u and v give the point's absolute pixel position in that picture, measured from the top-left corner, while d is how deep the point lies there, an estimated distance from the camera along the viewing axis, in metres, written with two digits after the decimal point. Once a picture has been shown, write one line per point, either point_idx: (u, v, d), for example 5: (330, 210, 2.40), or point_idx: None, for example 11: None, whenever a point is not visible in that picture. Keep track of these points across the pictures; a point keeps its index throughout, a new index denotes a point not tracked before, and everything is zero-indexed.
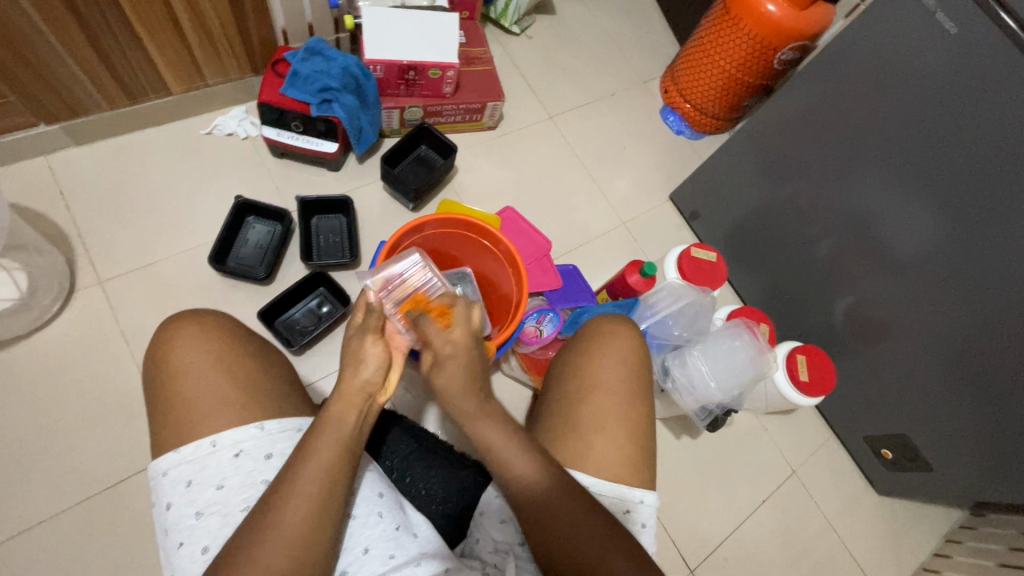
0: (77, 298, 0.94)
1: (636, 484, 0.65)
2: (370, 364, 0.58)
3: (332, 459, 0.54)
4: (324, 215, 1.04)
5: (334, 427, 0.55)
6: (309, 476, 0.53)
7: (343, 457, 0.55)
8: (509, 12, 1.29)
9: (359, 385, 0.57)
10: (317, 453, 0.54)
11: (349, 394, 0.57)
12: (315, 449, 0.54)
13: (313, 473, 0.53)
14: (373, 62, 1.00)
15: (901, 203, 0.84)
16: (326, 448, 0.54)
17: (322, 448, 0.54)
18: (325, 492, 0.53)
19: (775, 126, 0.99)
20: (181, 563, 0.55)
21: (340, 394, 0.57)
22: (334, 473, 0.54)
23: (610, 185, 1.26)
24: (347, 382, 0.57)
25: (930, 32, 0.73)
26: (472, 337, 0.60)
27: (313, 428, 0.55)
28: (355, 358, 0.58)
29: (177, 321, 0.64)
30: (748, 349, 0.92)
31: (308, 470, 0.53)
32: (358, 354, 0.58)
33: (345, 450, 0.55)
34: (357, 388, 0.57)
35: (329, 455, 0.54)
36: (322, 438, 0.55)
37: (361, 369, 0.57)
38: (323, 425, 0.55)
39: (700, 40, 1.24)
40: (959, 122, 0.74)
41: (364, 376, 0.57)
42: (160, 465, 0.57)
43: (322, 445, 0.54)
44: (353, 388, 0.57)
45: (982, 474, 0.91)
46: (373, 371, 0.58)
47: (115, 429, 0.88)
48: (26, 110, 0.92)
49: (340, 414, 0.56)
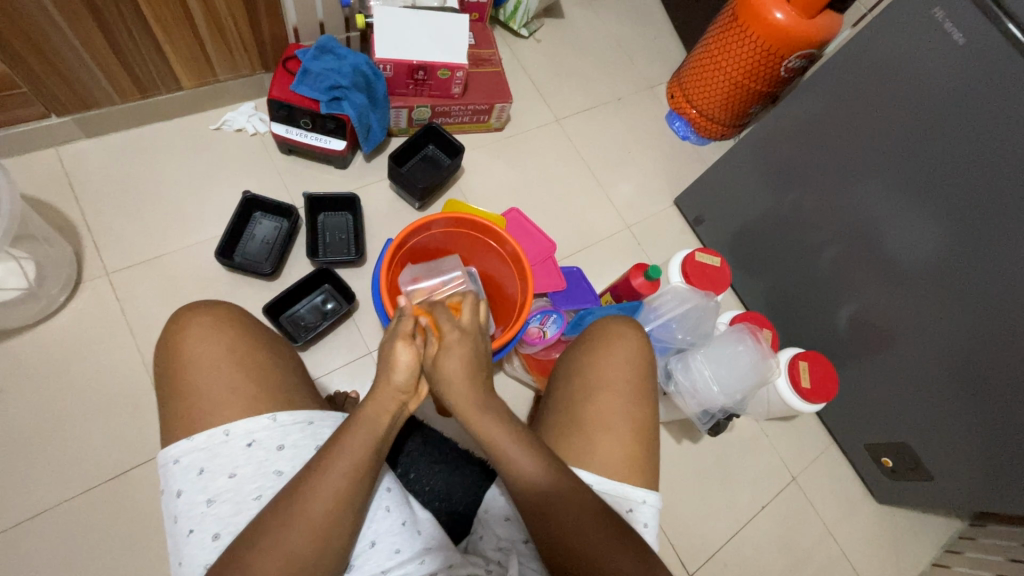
0: (84, 289, 0.94)
1: (641, 485, 0.65)
2: (406, 369, 0.58)
3: (362, 457, 0.54)
4: (331, 213, 1.05)
5: (368, 426, 0.56)
6: (339, 471, 0.53)
7: (372, 451, 0.55)
8: (518, 15, 1.30)
9: (392, 390, 0.58)
10: (348, 448, 0.54)
11: (384, 398, 0.57)
12: (343, 447, 0.54)
13: (343, 467, 0.53)
14: (383, 62, 1.01)
15: (907, 213, 0.85)
16: (358, 444, 0.54)
17: (355, 443, 0.54)
18: (347, 485, 0.53)
19: (781, 133, 0.99)
20: (190, 550, 0.55)
21: (375, 398, 0.57)
22: (362, 468, 0.54)
23: (615, 188, 1.27)
24: (380, 387, 0.58)
25: (937, 42, 0.74)
26: (478, 329, 0.63)
27: (344, 427, 0.55)
28: (388, 363, 0.59)
29: (190, 312, 0.64)
30: (751, 354, 0.91)
31: (332, 467, 0.53)
32: (391, 357, 0.59)
33: (375, 447, 0.55)
34: (393, 392, 0.58)
35: (362, 452, 0.54)
36: (352, 435, 0.55)
37: (397, 370, 0.58)
38: (356, 424, 0.56)
39: (707, 46, 1.24)
40: (967, 133, 0.74)
41: (398, 380, 0.58)
42: (171, 452, 0.58)
43: (348, 443, 0.54)
44: (388, 391, 0.58)
45: (982, 484, 0.91)
46: (410, 376, 0.58)
47: (119, 420, 0.88)
48: (39, 101, 0.93)
49: (376, 414, 0.57)
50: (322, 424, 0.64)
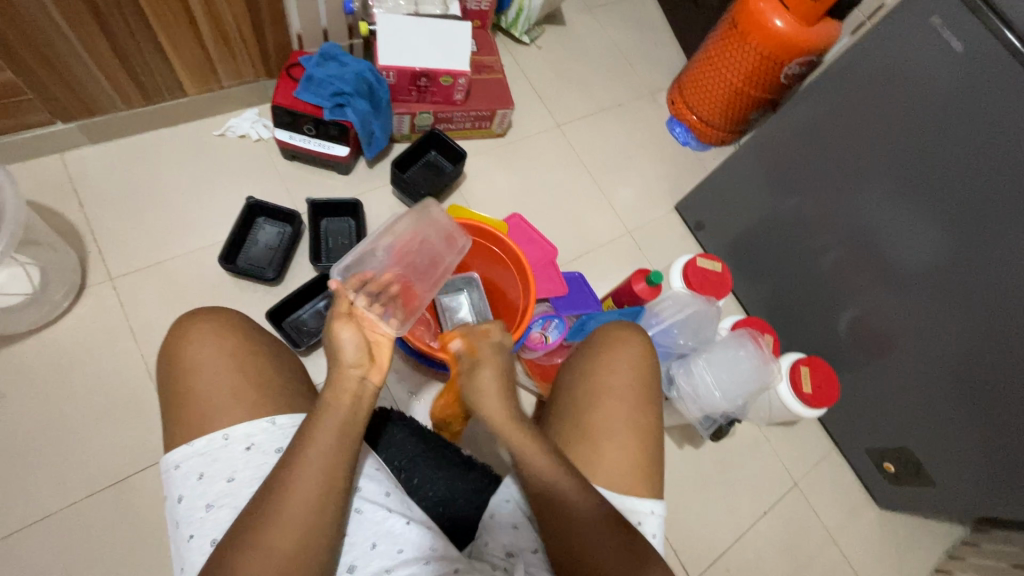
0: (87, 294, 0.95)
1: (649, 495, 0.66)
2: (352, 351, 0.59)
3: (332, 446, 0.54)
4: (334, 218, 1.05)
5: (327, 409, 0.56)
6: (314, 464, 0.53)
7: (343, 441, 0.55)
8: (519, 22, 1.31)
9: (344, 372, 0.59)
10: (316, 440, 0.54)
11: (337, 383, 0.58)
12: (315, 438, 0.54)
13: (316, 459, 0.53)
14: (386, 69, 1.01)
15: (906, 219, 0.85)
16: (324, 435, 0.54)
17: (323, 436, 0.54)
18: (324, 481, 0.53)
19: (781, 139, 1.00)
20: (190, 555, 0.55)
21: (330, 384, 0.58)
22: (335, 459, 0.54)
23: (616, 194, 1.27)
24: (334, 374, 0.59)
25: (935, 49, 0.74)
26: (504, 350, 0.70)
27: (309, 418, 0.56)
28: (333, 349, 0.60)
29: (191, 317, 0.65)
30: (752, 359, 0.91)
31: (310, 463, 0.53)
32: (334, 343, 0.60)
33: (345, 436, 0.55)
34: (344, 372, 0.59)
35: (328, 440, 0.54)
36: (319, 424, 0.55)
37: (342, 353, 0.59)
38: (319, 412, 0.56)
39: (707, 53, 1.25)
40: (966, 140, 0.75)
41: (346, 364, 0.59)
42: (172, 458, 0.58)
43: (320, 435, 0.54)
44: (340, 376, 0.58)
45: (983, 489, 0.91)
46: (357, 357, 0.59)
47: (122, 425, 0.89)
48: (44, 108, 0.93)
49: (333, 399, 0.57)
50: None
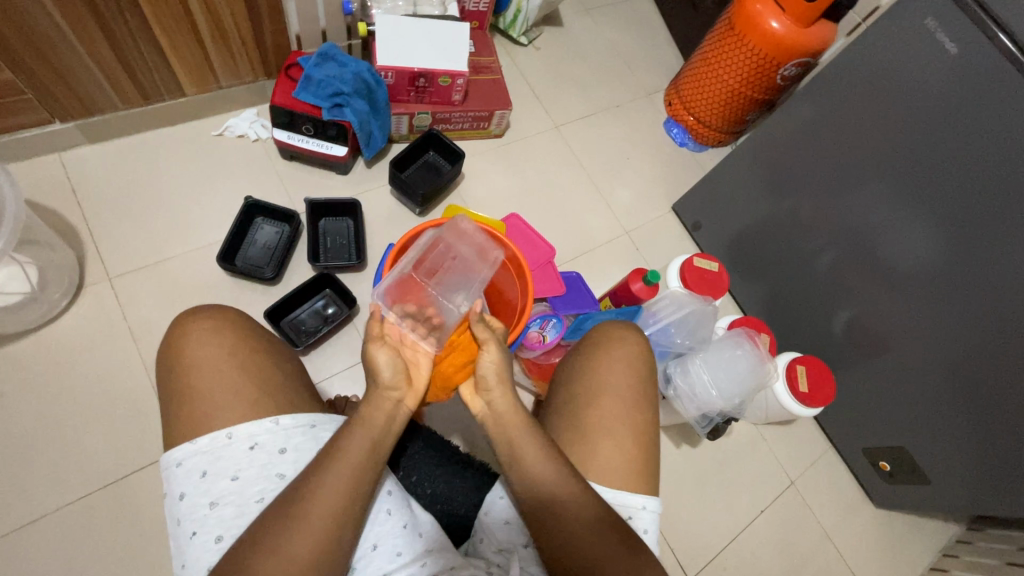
0: (85, 294, 0.95)
1: (641, 491, 0.66)
2: (394, 372, 0.60)
3: (360, 458, 0.55)
4: (332, 218, 1.06)
5: (367, 427, 0.57)
6: (339, 475, 0.53)
7: (370, 453, 0.56)
8: (517, 23, 1.31)
9: (384, 392, 0.59)
10: (349, 447, 0.55)
11: (375, 403, 0.59)
12: (344, 450, 0.55)
13: (343, 470, 0.54)
14: (384, 69, 1.02)
15: (902, 220, 0.86)
16: (357, 443, 0.56)
17: (355, 442, 0.56)
18: (350, 488, 0.54)
19: (777, 140, 1.01)
20: (193, 552, 0.55)
21: (369, 401, 0.59)
22: (362, 469, 0.55)
23: (613, 194, 1.28)
24: (372, 392, 0.59)
25: (929, 51, 0.75)
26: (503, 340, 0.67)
27: (341, 431, 0.56)
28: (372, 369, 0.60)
29: (193, 315, 0.65)
30: (750, 358, 0.92)
31: (335, 472, 0.53)
32: (374, 364, 0.60)
33: (373, 448, 0.56)
34: (382, 393, 0.59)
35: (359, 454, 0.55)
36: (352, 438, 0.56)
37: (385, 374, 0.59)
38: (352, 426, 0.56)
39: (704, 54, 1.26)
40: (960, 141, 0.76)
41: (389, 386, 0.59)
42: (174, 455, 0.58)
43: (350, 448, 0.55)
44: (381, 395, 0.59)
45: (978, 487, 0.92)
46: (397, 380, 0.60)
47: (121, 425, 0.89)
48: (43, 107, 0.93)
49: (373, 419, 0.58)
50: (324, 427, 0.64)
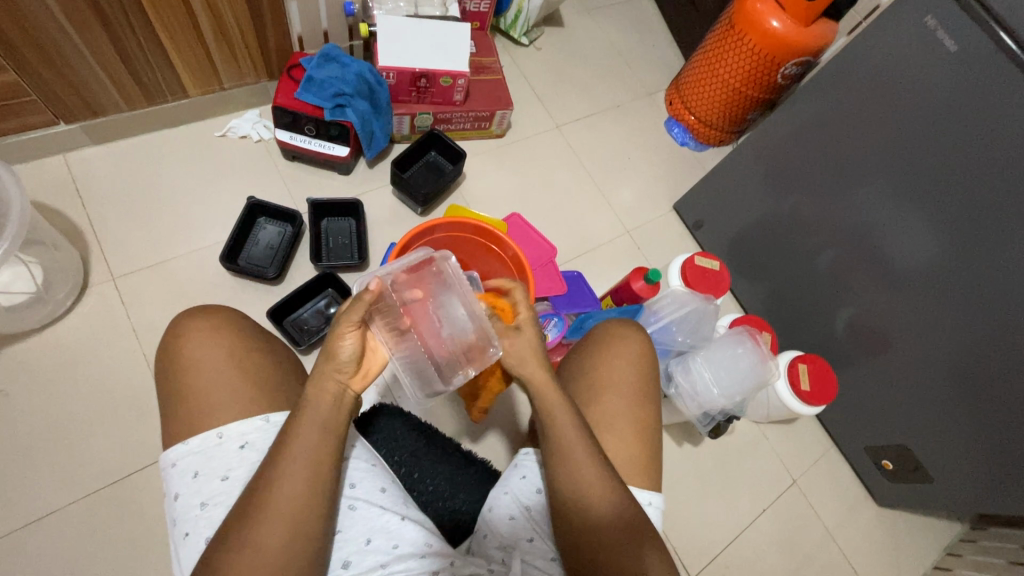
0: (90, 293, 0.95)
1: (645, 486, 0.66)
2: (353, 358, 0.57)
3: (315, 443, 0.54)
4: (334, 218, 1.06)
5: (314, 411, 0.55)
6: (295, 462, 0.53)
7: (323, 437, 0.55)
8: (518, 24, 1.32)
9: (335, 375, 0.57)
10: (301, 440, 0.54)
11: (321, 386, 0.56)
12: (297, 437, 0.54)
13: (299, 457, 0.53)
14: (386, 70, 1.02)
15: (902, 218, 0.86)
16: (308, 430, 0.54)
17: (307, 434, 0.54)
18: (308, 475, 0.53)
19: (778, 139, 1.01)
20: (187, 553, 0.56)
21: (315, 382, 0.56)
22: (318, 453, 0.54)
23: (615, 194, 1.28)
24: (321, 372, 0.57)
25: (929, 49, 0.75)
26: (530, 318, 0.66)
27: (293, 416, 0.55)
28: (330, 352, 0.56)
29: (190, 315, 0.65)
30: (750, 356, 0.92)
31: (293, 461, 0.53)
32: (334, 347, 0.56)
33: (329, 433, 0.55)
34: (331, 372, 0.56)
35: (315, 438, 0.54)
36: (302, 423, 0.55)
37: (344, 360, 0.56)
38: (303, 409, 0.55)
39: (705, 54, 1.26)
40: (960, 138, 0.76)
41: (341, 370, 0.57)
42: (169, 457, 0.59)
43: (303, 434, 0.54)
44: (328, 376, 0.56)
45: (982, 485, 0.92)
46: (351, 366, 0.57)
47: (124, 424, 0.89)
48: (48, 109, 0.94)
49: (322, 405, 0.56)
50: None
